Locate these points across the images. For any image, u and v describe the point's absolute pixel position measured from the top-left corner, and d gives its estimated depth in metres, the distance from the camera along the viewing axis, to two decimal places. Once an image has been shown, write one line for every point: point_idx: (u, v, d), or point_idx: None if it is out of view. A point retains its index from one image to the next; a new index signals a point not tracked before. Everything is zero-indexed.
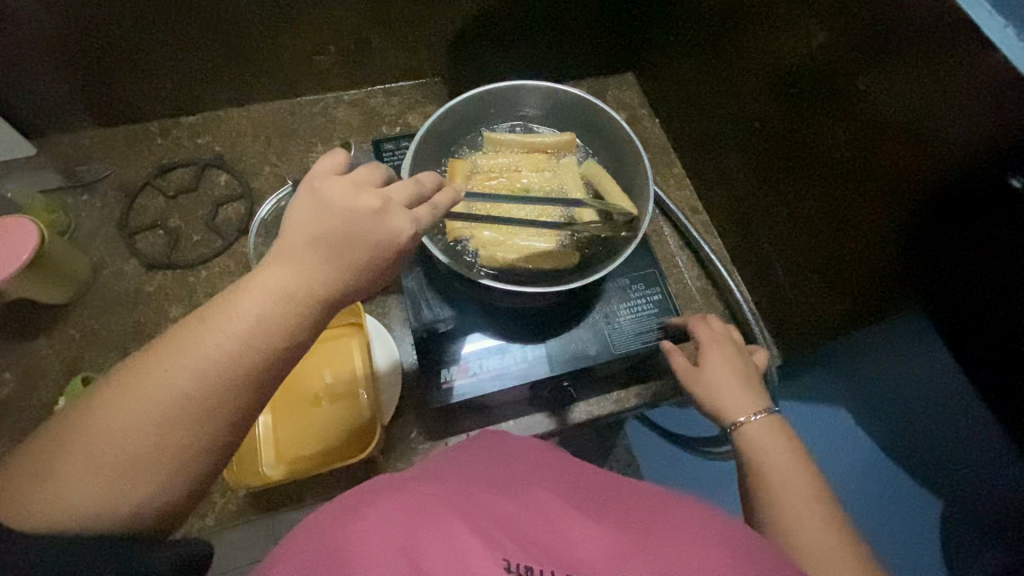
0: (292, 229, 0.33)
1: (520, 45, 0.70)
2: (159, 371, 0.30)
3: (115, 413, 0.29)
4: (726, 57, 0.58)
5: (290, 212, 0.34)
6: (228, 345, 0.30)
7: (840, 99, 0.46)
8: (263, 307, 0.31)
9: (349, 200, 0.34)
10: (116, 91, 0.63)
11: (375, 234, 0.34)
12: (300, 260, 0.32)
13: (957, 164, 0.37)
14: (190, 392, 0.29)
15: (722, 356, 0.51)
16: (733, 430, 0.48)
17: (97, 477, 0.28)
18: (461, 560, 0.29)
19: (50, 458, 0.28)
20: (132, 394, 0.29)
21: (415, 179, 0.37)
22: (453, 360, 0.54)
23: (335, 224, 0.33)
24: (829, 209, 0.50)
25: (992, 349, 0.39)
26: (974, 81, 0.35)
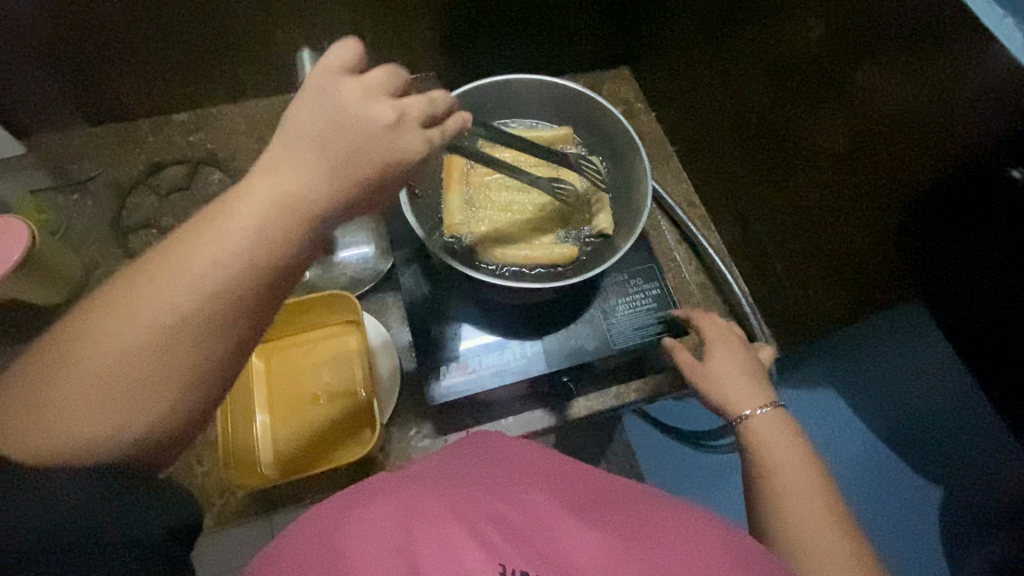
0: (299, 130, 0.32)
1: (516, 38, 0.69)
2: (154, 290, 0.28)
3: (110, 333, 0.27)
4: (723, 50, 0.58)
5: (294, 106, 0.32)
6: (218, 266, 0.29)
7: (840, 91, 0.45)
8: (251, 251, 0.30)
9: (360, 108, 0.33)
10: (107, 90, 0.63)
11: (387, 150, 0.33)
12: (305, 166, 0.31)
13: (956, 155, 0.37)
14: (183, 316, 0.28)
15: (724, 351, 0.52)
16: (737, 423, 0.48)
17: (97, 400, 0.26)
18: (456, 565, 0.30)
19: (44, 380, 0.26)
20: (125, 314, 0.27)
21: (428, 96, 0.35)
22: (451, 357, 0.53)
23: (345, 131, 0.32)
24: (829, 201, 0.49)
25: (994, 339, 0.39)
26: (974, 74, 0.35)
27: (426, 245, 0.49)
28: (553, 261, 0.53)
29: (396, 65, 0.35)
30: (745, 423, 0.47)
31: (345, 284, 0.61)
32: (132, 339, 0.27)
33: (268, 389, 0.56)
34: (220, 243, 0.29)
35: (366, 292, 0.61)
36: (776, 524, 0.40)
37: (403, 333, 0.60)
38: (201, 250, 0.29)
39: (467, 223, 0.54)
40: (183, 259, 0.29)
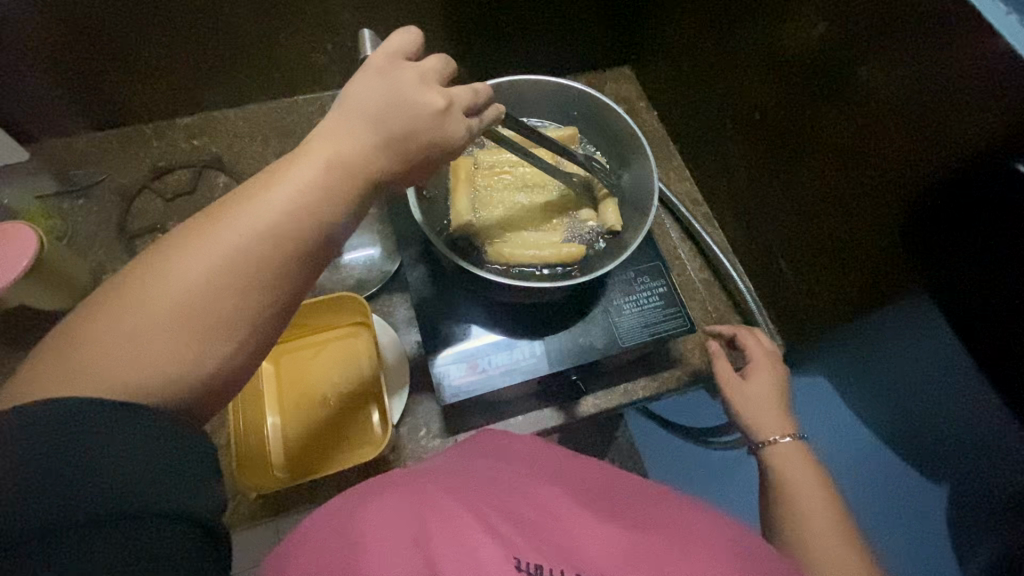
0: (357, 103, 0.34)
1: (517, 39, 0.70)
2: (216, 233, 0.29)
3: (179, 269, 0.27)
4: (725, 49, 0.58)
5: (355, 83, 0.35)
6: (249, 229, 0.29)
7: (844, 88, 0.46)
8: (281, 216, 0.30)
9: (415, 91, 0.35)
10: (109, 94, 0.62)
11: (434, 134, 0.35)
12: (362, 139, 0.33)
13: (960, 148, 0.38)
14: (248, 248, 0.29)
15: (768, 373, 0.52)
16: (763, 448, 0.49)
17: (167, 333, 0.26)
18: (471, 556, 0.29)
19: (111, 315, 0.26)
20: (190, 252, 0.28)
21: (472, 89, 0.39)
22: (461, 357, 0.54)
23: (401, 111, 0.34)
24: (834, 197, 0.50)
25: (1000, 333, 0.40)
26: (978, 69, 0.36)
27: (436, 245, 0.50)
28: (561, 259, 0.53)
29: (447, 56, 0.38)
30: (771, 447, 0.48)
31: (352, 285, 0.61)
32: (165, 295, 0.27)
33: (279, 390, 0.56)
34: (250, 216, 0.29)
35: (373, 294, 0.61)
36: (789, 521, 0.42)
37: (409, 334, 0.60)
38: (229, 221, 0.29)
39: (474, 223, 0.55)
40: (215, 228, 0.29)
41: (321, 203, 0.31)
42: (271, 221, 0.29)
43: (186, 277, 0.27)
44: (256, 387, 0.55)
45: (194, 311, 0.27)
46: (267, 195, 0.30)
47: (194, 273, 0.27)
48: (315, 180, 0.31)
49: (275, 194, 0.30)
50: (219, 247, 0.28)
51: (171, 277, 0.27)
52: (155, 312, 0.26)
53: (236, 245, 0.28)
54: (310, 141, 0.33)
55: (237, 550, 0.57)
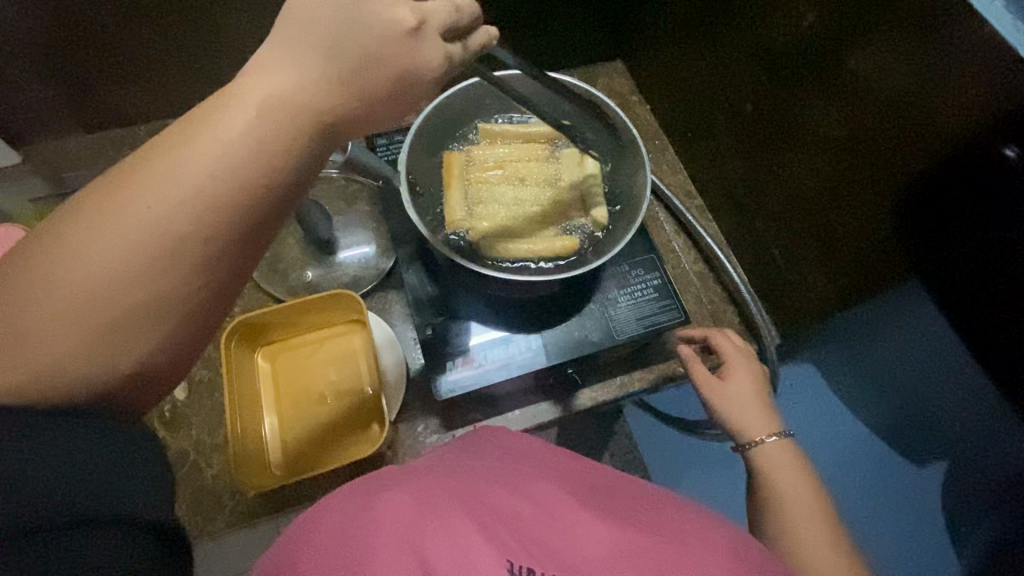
0: (309, 33, 0.30)
1: (508, 36, 0.70)
2: (129, 209, 0.25)
3: (89, 258, 0.25)
4: (717, 41, 0.58)
5: (302, 4, 0.30)
6: (162, 202, 0.26)
7: (834, 77, 0.46)
8: (210, 182, 0.26)
9: (378, 14, 0.31)
10: (100, 95, 0.62)
11: (402, 62, 0.31)
12: (310, 79, 0.29)
13: (950, 136, 0.38)
14: (164, 227, 0.26)
15: (748, 371, 0.52)
16: (749, 448, 0.49)
17: (92, 331, 0.25)
18: (465, 558, 0.29)
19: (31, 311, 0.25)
20: (101, 232, 0.25)
21: (454, 6, 0.34)
22: (458, 352, 0.54)
23: (359, 32, 0.30)
24: (825, 185, 0.50)
25: (994, 324, 0.40)
26: (965, 55, 0.36)
27: (430, 242, 0.50)
28: (555, 254, 0.53)
29: None
30: (758, 448, 0.48)
31: (348, 284, 0.61)
32: (70, 276, 0.25)
33: (276, 388, 0.56)
34: (161, 184, 0.26)
35: (369, 292, 0.62)
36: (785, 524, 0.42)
37: (414, 349, 0.60)
38: (136, 186, 0.26)
39: (468, 217, 0.55)
40: (123, 193, 0.26)
41: (246, 161, 0.27)
42: (184, 190, 0.26)
43: (93, 256, 0.25)
44: (252, 386, 0.55)
45: (100, 295, 0.25)
46: (176, 155, 0.26)
47: (97, 251, 0.25)
48: (246, 133, 0.27)
49: (190, 157, 0.26)
50: (126, 218, 0.25)
51: (74, 254, 0.25)
52: (60, 296, 0.25)
53: (148, 217, 0.25)
54: (242, 79, 0.29)
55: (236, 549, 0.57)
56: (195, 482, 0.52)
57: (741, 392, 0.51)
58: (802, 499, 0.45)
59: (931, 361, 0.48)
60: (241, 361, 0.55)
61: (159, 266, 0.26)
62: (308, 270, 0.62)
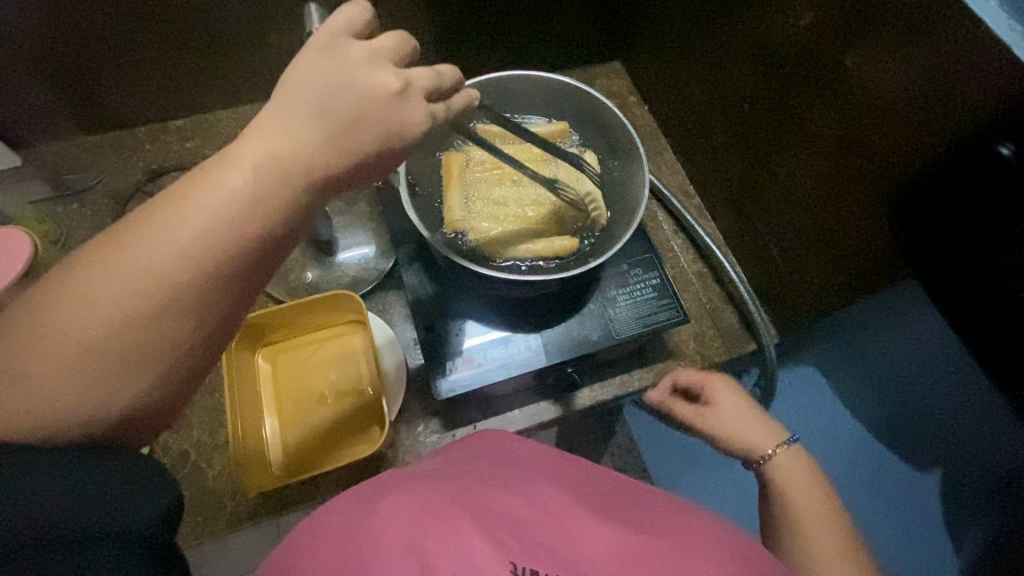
0: (301, 88, 0.31)
1: (506, 37, 0.70)
2: (155, 249, 0.27)
3: (118, 296, 0.27)
4: (715, 42, 0.58)
5: (296, 66, 0.32)
6: (187, 241, 0.27)
7: (831, 76, 0.46)
8: (231, 219, 0.28)
9: (365, 74, 0.32)
10: (100, 97, 0.62)
11: (392, 121, 0.32)
12: (304, 130, 0.30)
13: (946, 133, 0.38)
14: (188, 263, 0.27)
15: (724, 391, 0.51)
16: (761, 463, 0.48)
17: (119, 366, 0.27)
18: (468, 561, 0.29)
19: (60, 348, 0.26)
20: (129, 271, 0.27)
21: (436, 71, 0.35)
22: (457, 352, 0.54)
23: (349, 95, 0.31)
24: (823, 183, 0.50)
25: (993, 322, 0.40)
26: (960, 53, 0.36)
27: (430, 243, 0.50)
28: (554, 254, 0.54)
29: (406, 33, 0.34)
30: (770, 461, 0.47)
31: (347, 285, 0.61)
32: (78, 323, 0.26)
33: (276, 391, 0.56)
34: (167, 237, 0.27)
35: (368, 292, 0.62)
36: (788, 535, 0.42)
37: (413, 349, 0.60)
38: (144, 240, 0.27)
39: (468, 218, 0.55)
40: (129, 246, 0.27)
41: (265, 195, 0.29)
42: (188, 244, 0.27)
43: (101, 305, 0.26)
44: (253, 387, 0.55)
45: (109, 342, 0.26)
46: (180, 211, 0.28)
47: (105, 300, 0.26)
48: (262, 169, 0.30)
49: (194, 212, 0.28)
50: (132, 270, 0.27)
51: (81, 303, 0.26)
52: (68, 343, 0.26)
53: (153, 269, 0.27)
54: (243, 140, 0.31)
55: (236, 550, 0.57)
56: (195, 482, 0.52)
57: (733, 413, 0.50)
58: (800, 497, 0.45)
59: (933, 361, 0.48)
60: (242, 361, 0.55)
61: (165, 314, 0.27)
62: (308, 271, 0.62)
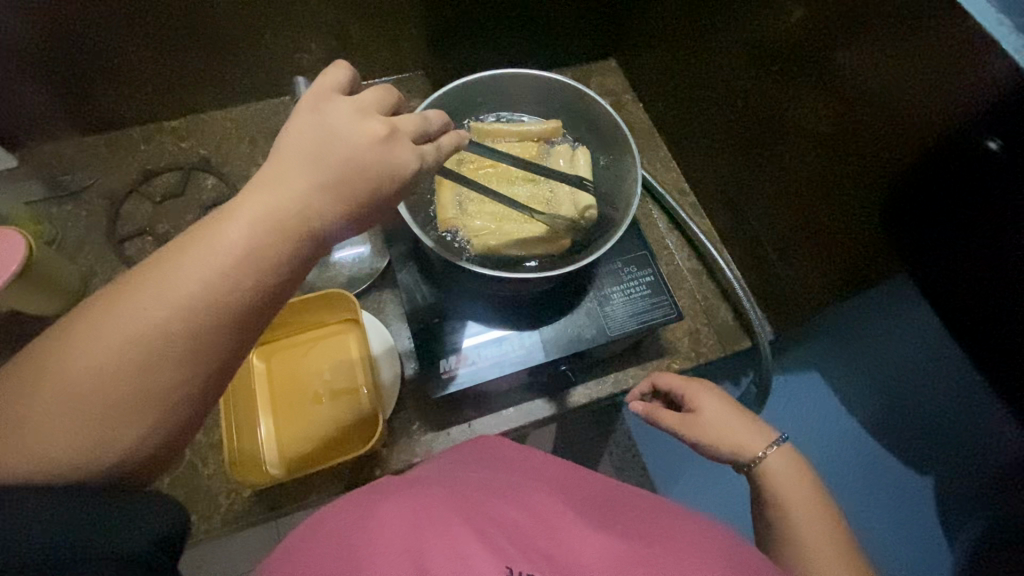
0: (292, 143, 0.32)
1: (500, 36, 0.70)
2: (166, 287, 0.28)
3: (130, 334, 0.27)
4: (708, 40, 0.58)
5: (287, 127, 0.33)
6: (194, 279, 0.28)
7: (823, 73, 0.46)
8: (233, 249, 0.29)
9: (352, 125, 0.33)
10: (94, 98, 0.63)
11: (382, 165, 0.33)
12: (299, 179, 0.31)
13: (935, 129, 0.38)
14: (197, 298, 0.28)
15: (706, 395, 0.50)
16: (754, 466, 0.47)
17: (126, 405, 0.27)
18: (463, 563, 0.30)
19: (73, 389, 0.27)
20: (139, 311, 0.28)
21: (422, 115, 0.36)
22: (451, 350, 0.54)
23: (338, 142, 0.32)
24: (816, 179, 0.50)
25: (985, 321, 0.40)
26: (948, 50, 0.36)
27: (422, 241, 0.50)
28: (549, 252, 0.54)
29: (388, 86, 0.36)
30: (761, 464, 0.47)
31: (341, 284, 0.61)
32: (86, 370, 0.27)
33: (271, 392, 0.56)
34: (173, 284, 0.28)
35: (363, 291, 0.62)
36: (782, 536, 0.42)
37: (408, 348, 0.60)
38: (150, 288, 0.28)
39: (460, 217, 0.55)
40: (138, 290, 0.28)
41: (265, 216, 0.30)
42: (195, 287, 0.28)
43: (111, 353, 0.27)
44: (249, 388, 0.55)
45: (117, 389, 0.27)
46: (185, 258, 0.29)
47: (113, 347, 0.27)
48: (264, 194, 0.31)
49: (200, 255, 0.29)
50: (141, 310, 0.28)
51: (89, 352, 0.27)
52: (76, 391, 0.26)
53: (160, 315, 0.28)
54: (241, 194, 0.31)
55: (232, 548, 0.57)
56: (190, 481, 0.52)
57: (717, 415, 0.50)
58: (794, 493, 0.45)
59: (927, 362, 0.48)
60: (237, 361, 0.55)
61: (171, 356, 0.28)
62: None
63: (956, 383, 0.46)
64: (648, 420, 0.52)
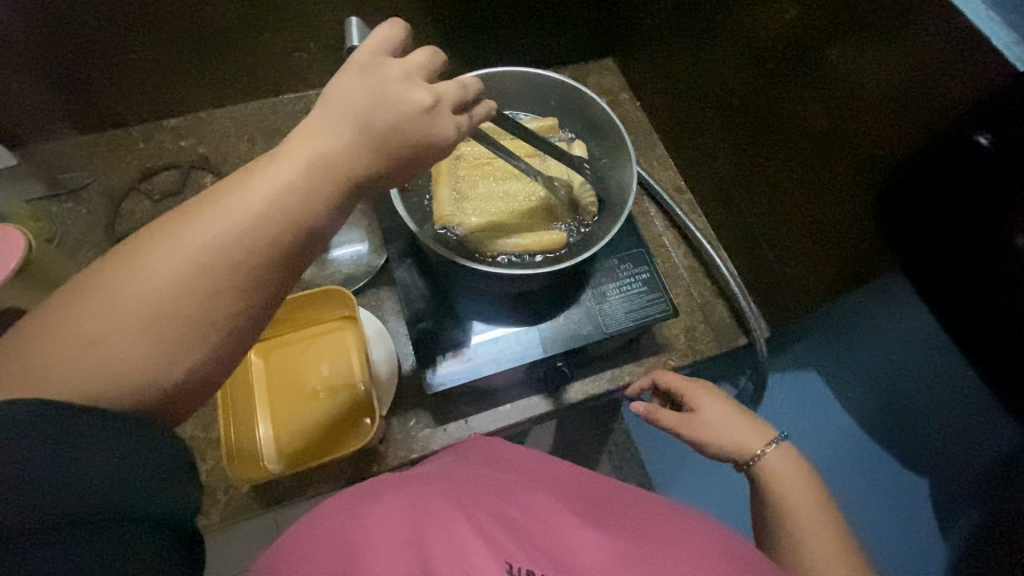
0: (337, 102, 0.32)
1: (497, 37, 0.70)
2: (220, 226, 0.27)
3: (181, 268, 0.26)
4: (703, 40, 0.59)
5: (334, 84, 0.33)
6: (242, 222, 0.28)
7: (817, 71, 0.46)
8: (272, 209, 0.29)
9: (399, 88, 0.33)
10: (94, 97, 0.63)
11: (420, 134, 0.33)
12: (338, 143, 0.31)
13: (928, 125, 0.38)
14: (243, 243, 0.28)
15: (706, 396, 0.51)
16: (751, 464, 0.47)
17: (176, 339, 0.26)
18: (464, 560, 0.30)
19: (124, 317, 0.25)
20: (188, 247, 0.27)
21: (462, 83, 0.36)
22: (447, 347, 0.54)
23: (380, 111, 0.32)
24: (811, 177, 0.50)
25: (978, 321, 0.40)
26: (940, 47, 0.36)
27: (419, 237, 0.50)
28: (544, 248, 0.54)
29: (438, 49, 0.36)
30: (760, 461, 0.47)
31: (340, 282, 0.61)
32: (122, 301, 0.25)
33: (270, 387, 0.57)
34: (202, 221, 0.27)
35: (360, 288, 0.62)
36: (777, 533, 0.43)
37: (406, 346, 0.60)
38: (180, 227, 0.27)
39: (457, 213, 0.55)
40: (189, 228, 0.27)
41: (277, 194, 0.29)
42: (243, 230, 0.28)
43: (148, 284, 0.26)
44: (246, 388, 0.55)
45: (159, 316, 0.26)
46: (233, 202, 0.28)
47: (158, 284, 0.26)
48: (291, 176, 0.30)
49: (247, 203, 0.28)
50: (194, 248, 0.27)
51: (128, 282, 0.25)
52: (115, 319, 0.25)
53: (205, 251, 0.27)
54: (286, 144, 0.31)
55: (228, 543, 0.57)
56: None
57: (717, 413, 0.50)
58: (791, 489, 0.45)
59: (922, 356, 0.49)
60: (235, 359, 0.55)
61: (207, 287, 0.27)
62: None
63: (952, 385, 0.47)
64: (650, 418, 0.52)
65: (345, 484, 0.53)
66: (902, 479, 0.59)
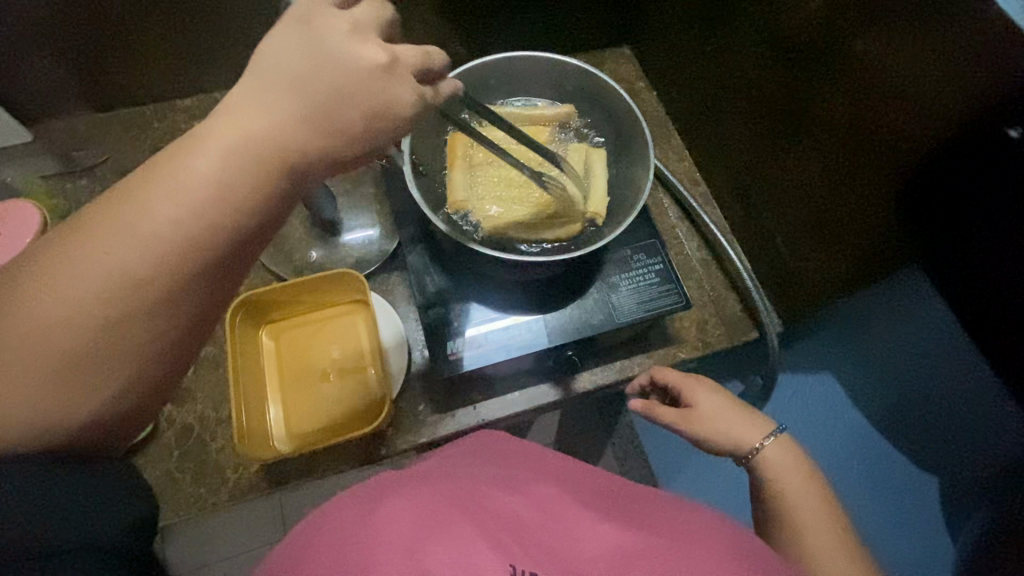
0: (273, 63, 0.30)
1: (513, 22, 0.69)
2: (158, 205, 0.27)
3: (115, 250, 0.27)
4: (724, 28, 0.58)
5: (272, 39, 0.30)
6: (190, 199, 0.28)
7: (842, 61, 0.45)
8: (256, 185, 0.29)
9: (341, 44, 0.30)
10: (109, 75, 0.63)
11: (377, 96, 0.31)
12: (285, 104, 0.29)
13: (957, 117, 0.37)
14: (183, 224, 0.28)
15: (702, 390, 0.50)
16: (751, 457, 0.47)
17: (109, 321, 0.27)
18: (469, 564, 0.29)
19: (62, 299, 0.26)
20: (129, 228, 0.27)
21: (423, 50, 0.33)
22: (459, 332, 0.54)
23: (327, 74, 0.30)
24: (831, 169, 0.49)
25: (1004, 320, 0.39)
26: (973, 36, 0.35)
27: (433, 221, 0.50)
28: (557, 237, 0.54)
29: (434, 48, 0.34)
30: (758, 455, 0.46)
31: (351, 266, 0.61)
32: (79, 290, 0.26)
33: (280, 367, 0.57)
34: (167, 193, 0.28)
35: (372, 273, 0.62)
36: (786, 524, 0.43)
37: (416, 333, 0.60)
38: (144, 203, 0.27)
39: (470, 199, 0.55)
40: (139, 206, 0.27)
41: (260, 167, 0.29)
42: (189, 204, 0.28)
43: (99, 259, 0.27)
44: (257, 365, 0.56)
45: (96, 282, 0.26)
46: (185, 174, 0.28)
47: (102, 264, 0.27)
48: (264, 153, 0.29)
49: (205, 171, 0.28)
50: (141, 231, 0.27)
51: (86, 267, 0.26)
52: (75, 303, 0.26)
53: (151, 232, 0.27)
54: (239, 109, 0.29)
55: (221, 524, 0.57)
56: (197, 456, 0.53)
57: (712, 407, 0.49)
58: (798, 488, 0.44)
59: (942, 342, 0.49)
60: (245, 338, 0.56)
61: (160, 266, 0.27)
62: (312, 251, 0.62)
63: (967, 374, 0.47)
64: (647, 415, 0.51)
65: (355, 466, 0.53)
66: (914, 478, 0.58)
